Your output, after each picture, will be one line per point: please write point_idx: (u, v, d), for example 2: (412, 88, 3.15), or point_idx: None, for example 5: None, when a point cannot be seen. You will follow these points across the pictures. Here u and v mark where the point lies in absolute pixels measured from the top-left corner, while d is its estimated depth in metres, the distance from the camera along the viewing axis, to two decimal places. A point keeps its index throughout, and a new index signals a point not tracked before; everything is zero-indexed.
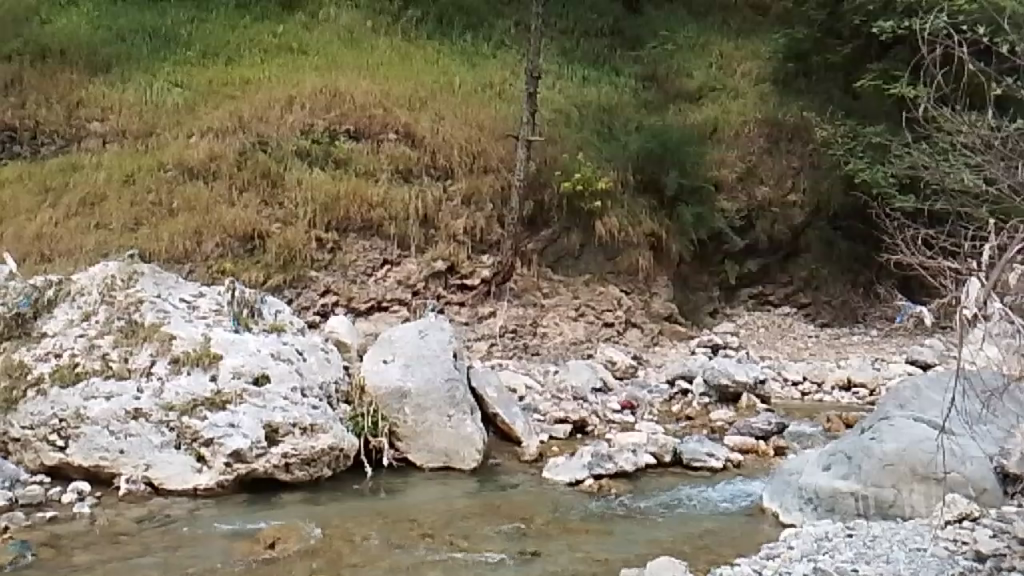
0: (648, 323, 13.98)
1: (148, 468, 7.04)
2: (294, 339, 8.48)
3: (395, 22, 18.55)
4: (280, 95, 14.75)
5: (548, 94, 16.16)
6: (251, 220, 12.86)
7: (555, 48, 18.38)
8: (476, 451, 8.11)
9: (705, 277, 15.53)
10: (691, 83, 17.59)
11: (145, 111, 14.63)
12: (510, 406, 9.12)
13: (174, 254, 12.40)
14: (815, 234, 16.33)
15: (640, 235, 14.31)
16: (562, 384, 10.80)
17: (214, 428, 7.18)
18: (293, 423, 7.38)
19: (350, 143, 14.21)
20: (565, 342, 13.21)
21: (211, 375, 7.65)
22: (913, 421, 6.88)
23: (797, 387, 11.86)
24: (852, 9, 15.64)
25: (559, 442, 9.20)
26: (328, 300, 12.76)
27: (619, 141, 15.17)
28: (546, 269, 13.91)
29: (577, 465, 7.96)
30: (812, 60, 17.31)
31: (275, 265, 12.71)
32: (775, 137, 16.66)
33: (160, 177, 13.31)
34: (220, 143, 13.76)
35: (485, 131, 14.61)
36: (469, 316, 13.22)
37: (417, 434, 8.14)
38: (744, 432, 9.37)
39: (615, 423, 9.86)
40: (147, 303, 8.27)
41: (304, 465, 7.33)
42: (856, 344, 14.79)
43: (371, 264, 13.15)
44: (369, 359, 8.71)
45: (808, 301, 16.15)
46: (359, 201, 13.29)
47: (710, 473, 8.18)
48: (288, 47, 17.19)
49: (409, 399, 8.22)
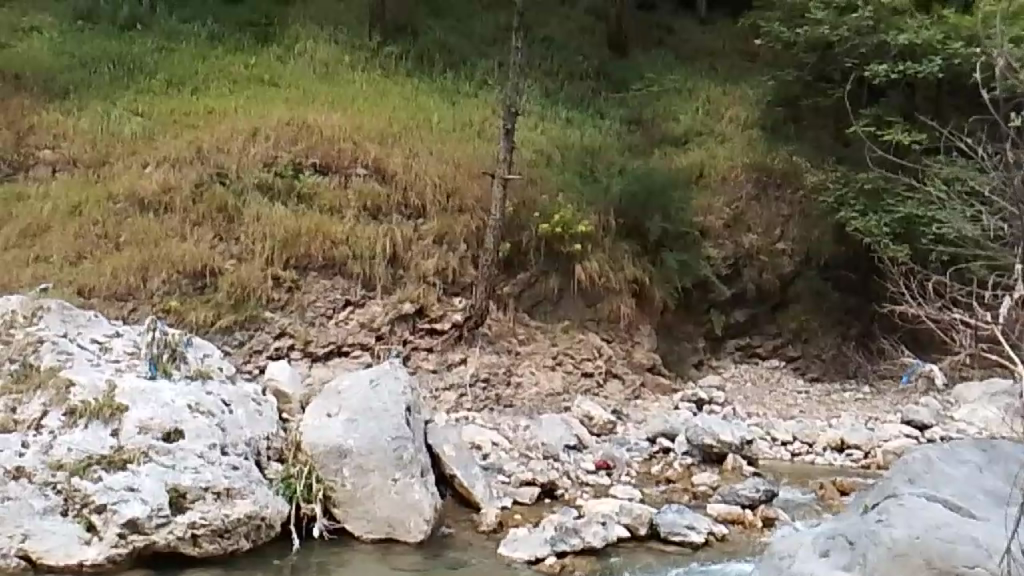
0: (630, 373, 13.05)
1: (25, 538, 5.95)
2: (220, 388, 7.58)
3: (373, 57, 17.92)
4: (243, 126, 13.87)
5: (529, 134, 15.42)
6: (204, 255, 11.93)
7: (538, 89, 17.72)
8: (424, 521, 7.02)
9: (690, 327, 14.68)
10: (678, 126, 16.86)
11: (98, 139, 13.76)
12: (470, 466, 8.14)
13: (116, 290, 11.41)
14: (805, 285, 15.55)
15: (622, 281, 13.42)
16: (532, 441, 9.77)
17: (109, 493, 6.15)
18: (205, 487, 6.38)
19: (316, 178, 13.35)
20: (540, 395, 12.20)
21: (113, 430, 6.65)
22: (925, 501, 5.93)
23: (786, 448, 10.90)
24: (844, 51, 15.24)
25: (523, 509, 8.13)
26: (283, 344, 11.76)
27: (601, 183, 14.37)
28: (522, 314, 13.02)
29: (538, 540, 6.92)
30: (802, 105, 16.72)
31: (225, 304, 11.68)
32: (764, 183, 15.83)
33: (109, 209, 12.41)
34: (176, 174, 12.87)
35: (461, 169, 13.77)
36: (438, 362, 12.24)
37: (356, 500, 7.09)
38: (729, 500, 8.38)
39: (588, 487, 8.85)
40: (47, 344, 7.47)
41: (215, 537, 6.30)
42: (849, 400, 13.88)
43: (332, 305, 12.19)
44: (311, 412, 7.76)
45: (797, 354, 15.32)
46: (321, 238, 12.37)
47: (690, 550, 7.20)
48: (258, 79, 16.43)
49: (348, 460, 7.21)
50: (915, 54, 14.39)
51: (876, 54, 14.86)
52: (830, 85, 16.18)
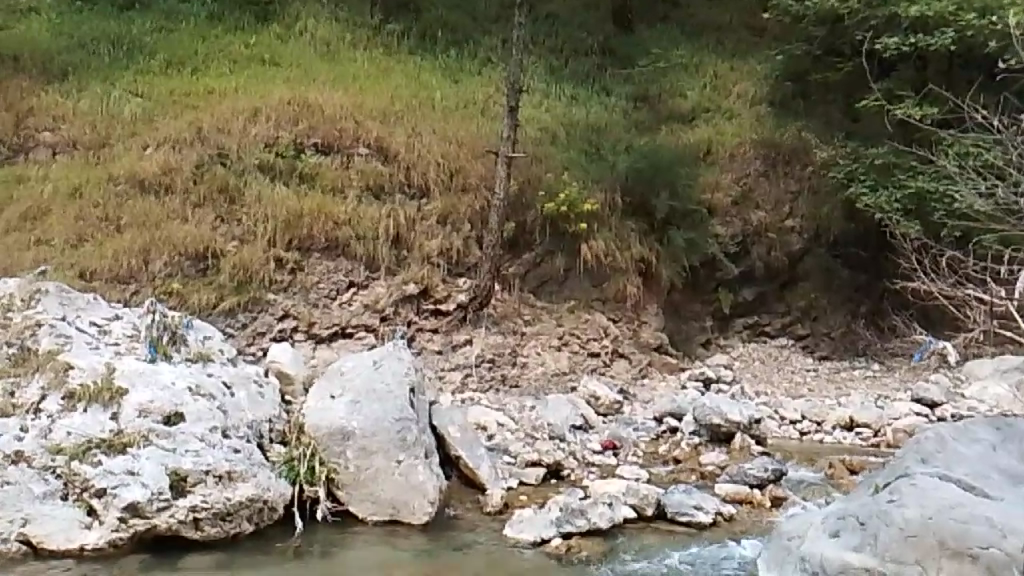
0: (637, 353, 12.94)
1: (25, 523, 5.89)
2: (221, 371, 7.51)
3: (375, 35, 17.70)
4: (244, 106, 13.70)
5: (533, 112, 15.22)
6: (205, 237, 11.84)
7: (542, 66, 17.48)
8: (428, 503, 6.95)
9: (697, 306, 14.55)
10: (685, 103, 16.62)
11: (98, 120, 13.63)
12: (475, 447, 8.05)
13: (118, 272, 11.33)
14: (813, 262, 15.38)
15: (629, 260, 13.27)
16: (538, 421, 9.69)
17: (108, 477, 6.08)
18: (205, 470, 6.31)
19: (318, 158, 13.20)
20: (546, 374, 12.10)
21: (112, 414, 6.58)
22: (938, 480, 5.81)
23: (795, 427, 10.80)
24: (855, 24, 14.94)
25: (529, 490, 8.04)
26: (286, 325, 11.67)
27: (607, 160, 14.18)
28: (528, 295, 12.89)
29: (544, 521, 6.84)
30: (811, 80, 16.44)
31: (228, 286, 11.59)
32: (772, 159, 15.55)
33: (109, 191, 12.31)
34: (176, 156, 12.74)
35: (465, 148, 13.60)
36: (443, 343, 12.14)
37: (359, 482, 7.01)
38: (737, 479, 8.29)
39: (595, 467, 8.76)
40: (45, 327, 7.43)
41: (218, 520, 6.23)
42: (858, 378, 13.75)
43: (335, 287, 12.09)
44: (314, 394, 7.67)
45: (806, 332, 15.18)
46: (324, 218, 12.24)
47: (698, 530, 7.12)
48: (259, 58, 16.23)
49: (351, 442, 7.13)
50: (928, 25, 14.03)
51: (887, 27, 14.59)
52: (840, 59, 15.86)
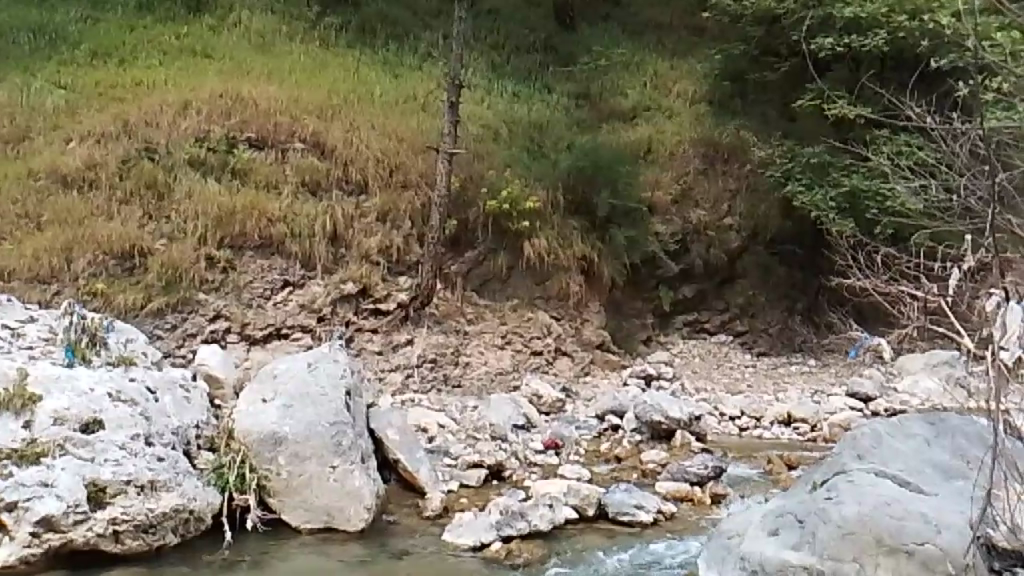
0: (579, 351, 12.92)
1: None
2: (145, 375, 7.17)
3: (312, 29, 17.28)
4: (173, 99, 13.19)
5: (474, 108, 15.04)
6: (132, 234, 11.35)
7: (484, 62, 17.31)
8: (364, 509, 6.75)
9: (638, 304, 14.60)
10: (626, 101, 16.66)
11: (17, 113, 12.97)
12: (414, 449, 7.88)
13: (38, 272, 10.79)
14: (751, 260, 15.60)
15: (571, 258, 13.22)
16: (479, 422, 9.55)
17: (19, 489, 5.66)
18: (126, 480, 6.02)
19: (252, 153, 12.79)
20: (489, 373, 11.98)
21: (24, 422, 6.17)
22: (874, 477, 5.88)
23: (734, 423, 10.89)
24: (792, 25, 15.17)
25: (470, 492, 7.88)
26: (218, 326, 11.27)
27: (549, 158, 14.11)
28: (470, 293, 12.72)
29: (483, 524, 6.70)
30: (749, 80, 16.64)
31: (157, 286, 11.14)
32: (711, 158, 15.73)
33: (29, 186, 11.71)
34: (101, 150, 12.19)
35: (405, 144, 13.34)
36: (383, 344, 11.92)
37: (292, 489, 6.76)
38: (678, 476, 8.29)
39: (536, 467, 8.66)
40: None
41: (139, 533, 5.94)
42: (794, 373, 13.97)
43: (270, 286, 11.73)
44: (244, 399, 7.38)
45: (744, 329, 15.38)
46: (258, 215, 11.86)
47: (639, 530, 7.08)
48: (191, 50, 15.67)
49: (284, 448, 6.87)
50: (861, 26, 14.37)
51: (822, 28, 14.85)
52: (777, 59, 16.09)
